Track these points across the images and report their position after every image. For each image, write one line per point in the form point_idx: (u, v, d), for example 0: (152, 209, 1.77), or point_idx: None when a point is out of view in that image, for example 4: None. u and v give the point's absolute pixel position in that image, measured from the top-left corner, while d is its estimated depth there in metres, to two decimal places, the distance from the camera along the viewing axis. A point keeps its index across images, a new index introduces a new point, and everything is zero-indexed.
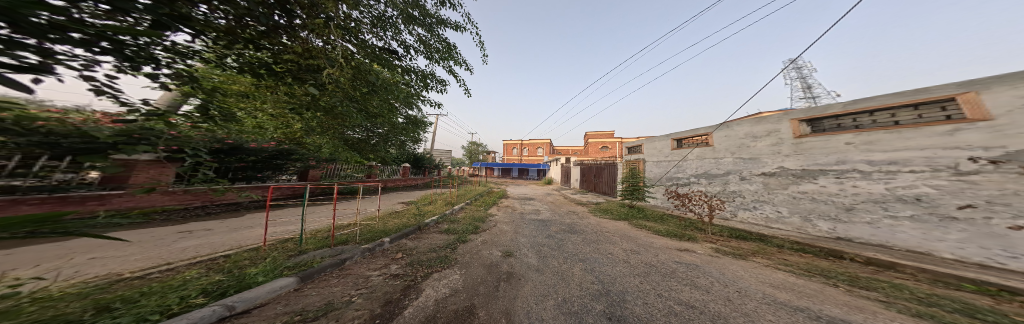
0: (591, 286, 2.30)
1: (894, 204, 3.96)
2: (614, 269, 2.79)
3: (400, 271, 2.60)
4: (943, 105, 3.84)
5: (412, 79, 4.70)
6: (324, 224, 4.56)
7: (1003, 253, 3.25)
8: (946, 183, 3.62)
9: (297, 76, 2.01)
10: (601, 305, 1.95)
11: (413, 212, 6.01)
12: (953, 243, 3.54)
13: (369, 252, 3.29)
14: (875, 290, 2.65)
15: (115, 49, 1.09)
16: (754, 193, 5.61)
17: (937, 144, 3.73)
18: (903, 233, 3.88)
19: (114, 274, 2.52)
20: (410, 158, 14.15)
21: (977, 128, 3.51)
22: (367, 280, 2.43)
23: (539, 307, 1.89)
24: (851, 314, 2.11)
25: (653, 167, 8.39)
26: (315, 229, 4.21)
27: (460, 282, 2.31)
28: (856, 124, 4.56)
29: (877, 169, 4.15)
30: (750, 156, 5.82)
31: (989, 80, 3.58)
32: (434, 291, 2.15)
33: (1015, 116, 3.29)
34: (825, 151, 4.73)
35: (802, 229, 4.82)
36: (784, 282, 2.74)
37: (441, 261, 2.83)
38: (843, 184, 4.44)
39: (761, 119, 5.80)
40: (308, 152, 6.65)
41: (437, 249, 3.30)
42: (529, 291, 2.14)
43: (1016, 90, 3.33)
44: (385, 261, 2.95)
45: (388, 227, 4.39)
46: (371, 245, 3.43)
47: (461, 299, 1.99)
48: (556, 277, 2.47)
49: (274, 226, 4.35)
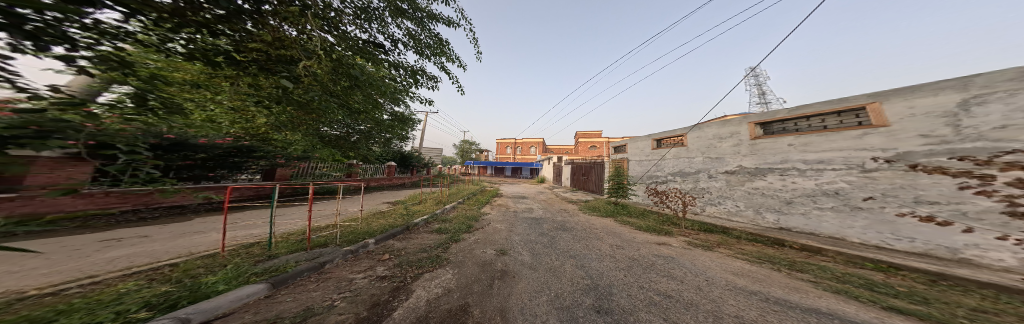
0: (580, 281, 2.47)
1: (821, 197, 4.74)
2: (602, 264, 3.01)
3: (388, 272, 2.52)
4: (855, 113, 4.64)
5: (400, 75, 4.38)
6: (300, 227, 4.21)
7: (890, 236, 4.04)
8: (856, 179, 4.40)
9: (264, 67, 1.76)
10: (591, 299, 2.10)
11: (401, 212, 5.75)
12: (860, 229, 4.30)
13: (353, 254, 3.14)
14: (806, 272, 3.25)
15: (11, 24, 0.84)
16: (719, 190, 6.37)
17: (853, 145, 4.50)
18: (827, 222, 4.66)
19: (13, 293, 2.08)
20: (396, 156, 13.51)
21: (879, 133, 4.26)
22: (351, 283, 2.33)
23: (534, 303, 1.99)
24: (791, 294, 2.54)
25: (636, 166, 9.02)
26: (286, 232, 3.84)
27: (452, 281, 2.32)
28: (796, 128, 5.36)
29: (808, 167, 4.95)
30: (716, 155, 6.52)
31: (891, 92, 4.34)
32: (424, 291, 2.14)
33: (904, 123, 4.05)
34: (773, 151, 5.47)
35: (755, 221, 5.61)
36: (742, 270, 3.21)
37: (432, 261, 2.80)
38: (786, 181, 5.20)
39: (726, 122, 6.52)
40: (274, 150, 5.94)
41: (427, 249, 3.24)
42: (523, 288, 2.23)
43: (907, 102, 4.10)
44: (371, 263, 2.83)
45: (374, 228, 4.18)
46: (355, 245, 3.27)
47: (454, 298, 2.01)
48: (549, 274, 2.59)
49: (235, 231, 3.87)
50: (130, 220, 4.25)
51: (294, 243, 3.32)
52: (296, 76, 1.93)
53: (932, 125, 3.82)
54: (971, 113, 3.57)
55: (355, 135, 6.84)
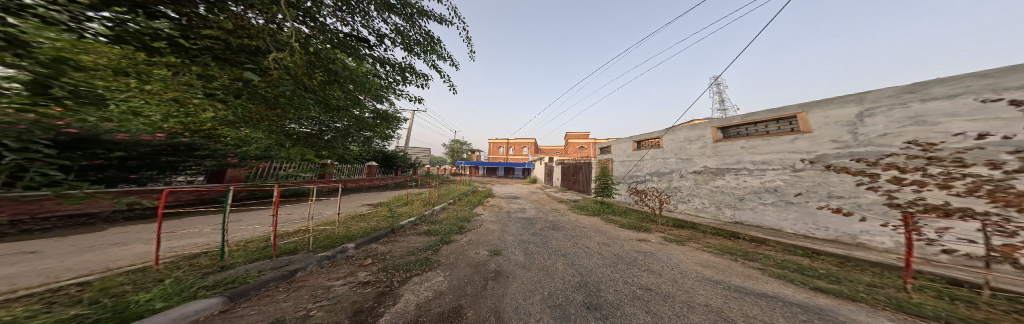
0: (571, 278, 1.98)
1: (764, 194, 5.48)
2: (590, 262, 2.70)
3: (371, 278, 2.23)
4: (787, 121, 5.38)
5: (388, 72, 4.13)
6: (266, 233, 3.71)
7: (813, 227, 4.68)
8: (788, 177, 5.12)
9: (230, 60, 1.88)
10: (582, 295, 1.55)
11: (383, 215, 5.40)
12: (792, 221, 5.00)
13: (328, 261, 2.88)
14: (756, 261, 3.40)
15: None
16: (688, 188, 7.17)
17: (787, 148, 5.21)
18: (768, 215, 5.39)
19: None
20: (379, 156, 13.06)
21: (806, 138, 4.95)
22: (329, 290, 2.04)
23: (527, 302, 1.45)
24: (754, 283, 2.29)
25: (621, 167, 9.73)
26: (246, 239, 3.32)
27: (444, 284, 1.95)
28: (746, 132, 6.16)
29: (755, 166, 5.71)
30: (686, 156, 7.28)
31: (816, 103, 5.00)
32: (414, 294, 1.80)
33: (824, 129, 4.71)
34: (730, 154, 6.27)
35: (716, 216, 6.40)
36: (710, 262, 3.17)
37: (420, 263, 2.57)
38: (741, 179, 5.98)
39: (693, 126, 7.24)
40: (227, 147, 5.02)
41: (416, 252, 3.08)
42: (517, 288, 1.73)
43: (824, 112, 4.78)
44: (351, 268, 2.59)
45: (354, 232, 3.87)
46: (330, 251, 3.02)
47: (446, 300, 1.61)
48: (543, 274, 2.14)
49: (172, 241, 3.22)
50: (9, 232, 3.24)
51: (259, 252, 2.88)
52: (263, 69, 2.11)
53: (840, 132, 4.51)
54: (865, 123, 4.22)
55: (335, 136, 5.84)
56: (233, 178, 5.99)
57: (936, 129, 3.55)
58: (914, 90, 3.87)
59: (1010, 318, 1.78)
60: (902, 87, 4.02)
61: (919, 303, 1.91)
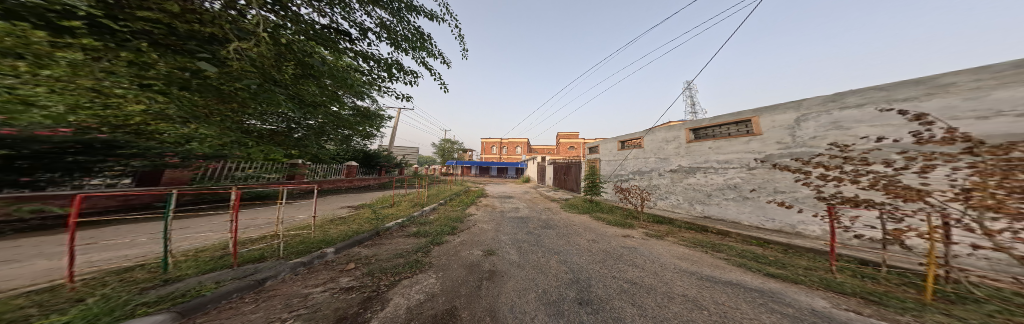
0: (564, 276, 2.05)
1: (726, 190, 6.12)
2: (580, 258, 2.74)
3: (355, 283, 2.10)
4: (744, 124, 6.06)
5: (375, 69, 4.00)
6: (220, 241, 3.21)
7: (765, 219, 5.33)
8: (744, 174, 5.79)
9: (180, 50, 1.88)
10: (574, 292, 1.64)
11: (366, 217, 5.17)
12: (749, 214, 5.65)
13: (304, 267, 2.58)
14: (722, 252, 3.52)
15: None
16: (665, 186, 7.71)
17: (744, 149, 5.88)
18: (730, 209, 6.02)
19: None
20: (359, 156, 12.88)
21: (759, 140, 5.64)
22: (307, 298, 1.85)
23: (522, 300, 1.51)
24: (716, 270, 2.53)
25: (608, 166, 10.22)
26: (194, 249, 2.83)
27: (437, 285, 1.93)
28: (713, 134, 6.79)
29: (718, 164, 6.36)
30: (663, 156, 7.83)
31: (767, 108, 5.69)
32: (404, 298, 1.74)
33: (772, 132, 5.41)
34: (699, 154, 6.83)
35: (689, 211, 6.96)
36: (687, 255, 3.21)
37: (410, 266, 2.49)
38: (709, 176, 6.56)
39: (670, 127, 7.76)
40: (164, 146, 3.66)
41: (404, 254, 2.97)
42: (511, 287, 1.79)
43: (772, 117, 5.47)
44: (331, 274, 2.38)
45: (333, 235, 3.61)
46: (305, 257, 2.72)
47: (439, 302, 1.60)
48: (537, 271, 2.19)
49: (83, 257, 2.61)
50: None
51: (216, 260, 2.48)
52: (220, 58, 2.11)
53: (782, 135, 5.23)
54: (801, 127, 4.95)
55: (308, 135, 4.96)
56: (176, 180, 5.19)
57: (848, 133, 4.30)
58: (835, 100, 4.63)
59: (899, 289, 2.22)
60: (828, 96, 4.74)
61: (841, 281, 2.23)
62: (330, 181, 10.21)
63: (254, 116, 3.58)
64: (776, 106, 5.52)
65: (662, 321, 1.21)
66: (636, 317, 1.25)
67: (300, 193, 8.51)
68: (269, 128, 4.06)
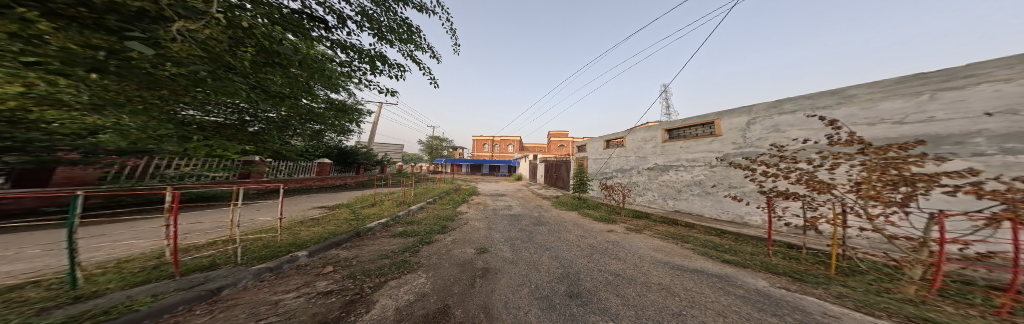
0: (554, 270, 2.17)
1: (692, 185, 6.75)
2: (570, 253, 2.87)
3: (334, 287, 1.97)
4: (708, 126, 6.70)
5: (354, 61, 3.50)
6: (149, 251, 2.66)
7: (722, 212, 6.00)
8: (706, 172, 6.43)
9: (95, 24, 1.44)
10: (564, 286, 1.76)
11: (345, 218, 4.85)
12: (710, 208, 6.29)
13: (271, 272, 2.31)
14: (691, 242, 3.78)
15: None
16: (643, 183, 8.28)
17: (707, 148, 6.48)
18: (695, 203, 6.66)
19: None
20: (332, 152, 11.83)
21: (719, 141, 6.27)
22: (277, 305, 1.67)
23: (515, 296, 1.58)
24: (681, 258, 2.86)
25: (595, 163, 10.70)
26: (108, 261, 2.29)
27: (427, 285, 1.91)
28: (682, 135, 7.36)
29: (686, 162, 6.93)
30: (642, 155, 8.39)
31: (726, 112, 6.36)
32: (391, 299, 1.70)
33: (730, 133, 6.06)
34: (671, 153, 7.39)
35: (661, 206, 7.55)
36: (666, 248, 3.41)
37: (397, 267, 2.40)
38: (679, 174, 7.12)
39: (648, 127, 8.28)
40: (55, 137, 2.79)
41: (389, 255, 2.83)
42: (506, 283, 1.85)
43: (730, 120, 6.12)
44: (305, 278, 2.18)
45: (305, 239, 3.28)
46: (272, 262, 2.43)
47: (431, 302, 1.60)
48: (530, 267, 2.29)
49: None
50: None
51: (147, 272, 2.05)
52: (157, 40, 1.68)
53: (737, 136, 5.90)
54: (750, 129, 5.68)
55: (268, 129, 3.93)
56: (76, 181, 4.06)
57: (785, 135, 5.08)
58: (776, 106, 5.39)
59: (814, 267, 2.72)
60: (772, 101, 5.47)
61: (776, 263, 2.69)
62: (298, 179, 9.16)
63: (192, 104, 2.61)
64: (733, 110, 6.20)
65: (641, 309, 1.38)
66: (620, 306, 1.40)
67: (258, 193, 7.50)
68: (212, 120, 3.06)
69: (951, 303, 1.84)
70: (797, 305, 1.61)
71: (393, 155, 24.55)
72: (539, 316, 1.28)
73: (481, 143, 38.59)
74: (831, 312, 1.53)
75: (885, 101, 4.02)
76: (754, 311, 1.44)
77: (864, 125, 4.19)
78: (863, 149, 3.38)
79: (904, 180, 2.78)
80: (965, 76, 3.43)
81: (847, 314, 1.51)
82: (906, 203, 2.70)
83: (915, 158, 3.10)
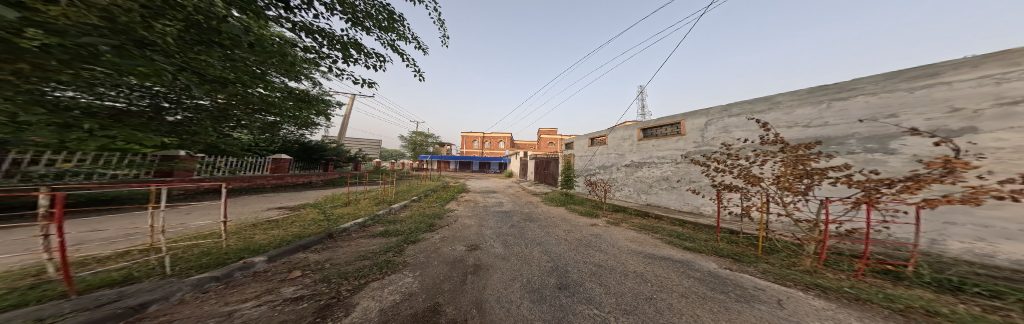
0: (545, 264, 2.29)
1: (660, 180, 7.46)
2: (558, 248, 3.00)
3: (303, 292, 1.78)
4: (675, 126, 7.38)
5: (318, 46, 2.87)
6: (21, 269, 2.03)
7: (683, 204, 6.76)
8: (671, 167, 7.15)
9: None
10: (554, 278, 1.87)
11: (312, 219, 4.33)
12: (674, 200, 7.00)
13: (218, 282, 1.98)
14: (659, 233, 4.29)
15: None
16: (620, 179, 8.95)
17: (673, 147, 7.19)
18: (661, 196, 7.39)
19: None
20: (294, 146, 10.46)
21: (682, 139, 7.00)
22: (232, 316, 1.46)
23: (507, 290, 1.64)
24: (654, 248, 3.24)
25: (580, 161, 11.23)
26: None
27: (414, 284, 1.85)
28: (653, 133, 8.05)
29: (657, 159, 7.62)
30: (620, 152, 9.03)
31: (688, 114, 7.11)
32: (374, 300, 1.61)
33: (691, 133, 6.80)
34: (645, 150, 8.07)
35: (635, 199, 8.26)
36: (641, 239, 3.82)
37: (380, 267, 2.27)
38: (651, 170, 7.80)
39: (626, 126, 8.91)
40: None
41: (370, 256, 2.64)
42: (497, 278, 1.89)
43: (691, 121, 6.86)
44: (267, 285, 1.94)
45: (262, 243, 2.88)
46: (217, 270, 2.07)
47: (419, 301, 1.56)
48: (520, 262, 2.37)
49: None
50: None
51: (20, 294, 1.55)
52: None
53: (697, 136, 6.64)
54: (707, 129, 6.44)
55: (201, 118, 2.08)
56: None
57: (732, 135, 5.89)
58: (725, 110, 6.22)
59: (747, 249, 3.32)
60: (724, 105, 6.28)
61: (723, 248, 3.19)
62: (246, 177, 7.94)
63: (83, 82, 1.32)
64: (693, 112, 6.96)
65: (621, 296, 1.55)
66: (603, 295, 1.56)
67: (183, 195, 6.32)
68: (112, 107, 1.56)
69: (834, 271, 2.46)
70: (737, 282, 1.99)
71: (369, 151, 22.65)
72: (531, 308, 1.36)
73: (472, 140, 38.04)
74: (760, 286, 1.93)
75: (800, 108, 4.94)
76: (707, 291, 1.73)
77: (785, 127, 5.10)
78: (784, 147, 4.11)
79: (806, 174, 3.49)
80: (850, 89, 4.39)
81: (770, 287, 1.92)
82: (807, 192, 3.43)
83: (815, 155, 3.89)
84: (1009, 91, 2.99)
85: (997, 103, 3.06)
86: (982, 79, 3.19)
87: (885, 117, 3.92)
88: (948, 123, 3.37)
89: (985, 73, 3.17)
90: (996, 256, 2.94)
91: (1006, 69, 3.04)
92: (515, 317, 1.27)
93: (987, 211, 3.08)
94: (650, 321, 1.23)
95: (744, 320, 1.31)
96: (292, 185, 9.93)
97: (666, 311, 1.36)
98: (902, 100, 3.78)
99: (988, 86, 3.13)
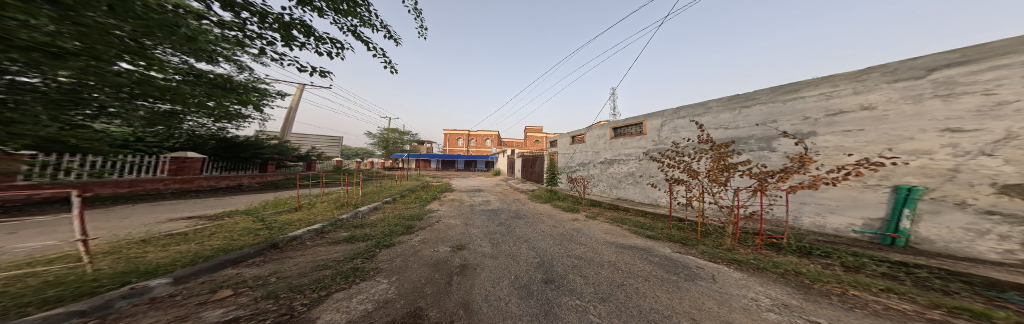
0: (531, 260, 2.36)
1: (627, 175, 8.35)
2: (545, 243, 3.13)
3: (239, 313, 1.45)
4: (638, 126, 8.26)
5: (245, 22, 2.21)
6: None
7: (645, 197, 7.71)
8: (635, 163, 8.06)
9: None
10: (541, 273, 1.94)
11: (248, 228, 3.53)
12: (638, 193, 7.94)
13: (86, 317, 1.43)
14: (625, 224, 4.89)
15: None
16: (596, 175, 9.71)
17: (637, 145, 8.07)
18: (628, 189, 8.29)
19: None
20: (216, 138, 8.27)
21: (642, 138, 7.89)
22: None
23: (495, 288, 1.64)
24: (625, 238, 3.67)
25: (563, 158, 11.77)
26: None
27: (391, 291, 1.70)
28: (620, 132, 8.88)
29: (625, 157, 8.49)
30: (596, 150, 9.77)
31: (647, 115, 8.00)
32: (341, 313, 1.42)
33: (649, 133, 7.70)
34: (615, 148, 8.89)
35: (608, 193, 9.09)
36: (615, 231, 4.27)
37: (345, 276, 2.00)
38: (620, 166, 8.68)
39: (598, 125, 9.64)
40: None
41: (330, 264, 2.30)
42: (485, 277, 1.87)
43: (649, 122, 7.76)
44: (180, 311, 1.52)
45: (160, 262, 2.20)
46: (82, 302, 1.48)
47: (400, 305, 1.46)
48: (507, 260, 2.40)
49: None
50: None
51: None
52: None
53: (654, 136, 7.56)
54: (662, 130, 7.37)
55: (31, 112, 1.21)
56: None
57: (680, 135, 6.89)
58: (673, 113, 7.22)
59: (690, 233, 4.05)
60: (674, 108, 7.24)
61: (670, 234, 3.83)
62: (117, 181, 5.89)
63: None
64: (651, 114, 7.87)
65: (599, 285, 1.71)
66: (583, 285, 1.70)
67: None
68: None
69: (745, 247, 3.25)
70: (685, 263, 2.42)
71: (326, 147, 19.40)
72: (518, 304, 1.39)
73: (451, 138, 36.06)
74: (701, 265, 2.39)
75: (722, 113, 6.04)
76: (664, 273, 2.06)
77: (712, 128, 6.17)
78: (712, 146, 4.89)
79: (723, 168, 4.35)
80: (752, 99, 5.54)
81: (709, 265, 2.40)
82: (727, 183, 4.30)
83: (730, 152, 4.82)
84: (833, 105, 4.28)
85: (827, 114, 4.34)
86: (820, 96, 4.45)
87: (771, 122, 5.08)
88: (802, 128, 4.63)
89: (823, 91, 4.43)
90: (826, 226, 4.28)
91: (832, 88, 4.34)
92: (503, 315, 1.28)
93: (821, 193, 4.37)
94: (623, 307, 1.38)
95: (690, 296, 1.60)
96: (207, 189, 7.77)
97: (634, 295, 1.56)
98: (781, 109, 4.97)
99: (823, 101, 4.40)
